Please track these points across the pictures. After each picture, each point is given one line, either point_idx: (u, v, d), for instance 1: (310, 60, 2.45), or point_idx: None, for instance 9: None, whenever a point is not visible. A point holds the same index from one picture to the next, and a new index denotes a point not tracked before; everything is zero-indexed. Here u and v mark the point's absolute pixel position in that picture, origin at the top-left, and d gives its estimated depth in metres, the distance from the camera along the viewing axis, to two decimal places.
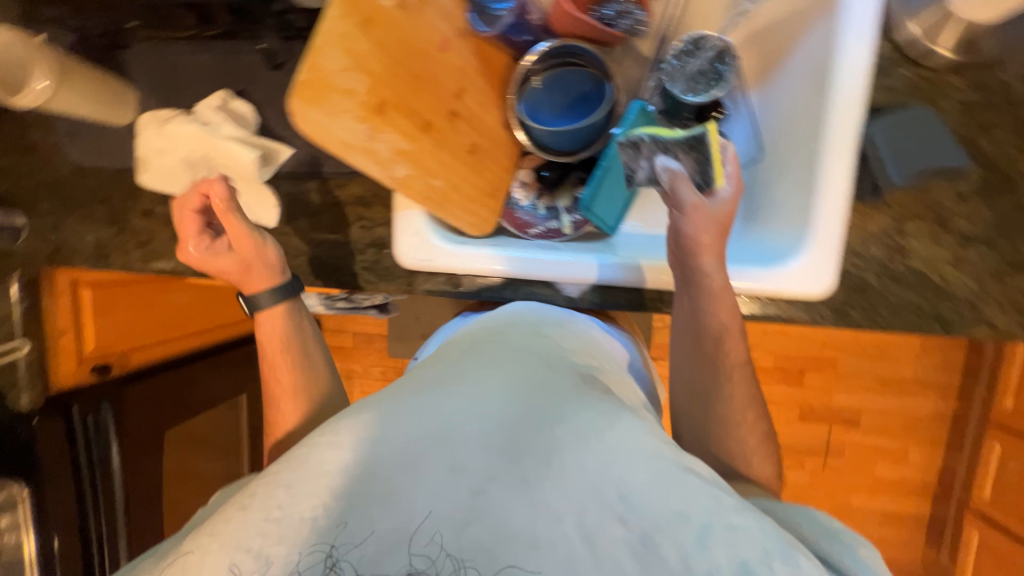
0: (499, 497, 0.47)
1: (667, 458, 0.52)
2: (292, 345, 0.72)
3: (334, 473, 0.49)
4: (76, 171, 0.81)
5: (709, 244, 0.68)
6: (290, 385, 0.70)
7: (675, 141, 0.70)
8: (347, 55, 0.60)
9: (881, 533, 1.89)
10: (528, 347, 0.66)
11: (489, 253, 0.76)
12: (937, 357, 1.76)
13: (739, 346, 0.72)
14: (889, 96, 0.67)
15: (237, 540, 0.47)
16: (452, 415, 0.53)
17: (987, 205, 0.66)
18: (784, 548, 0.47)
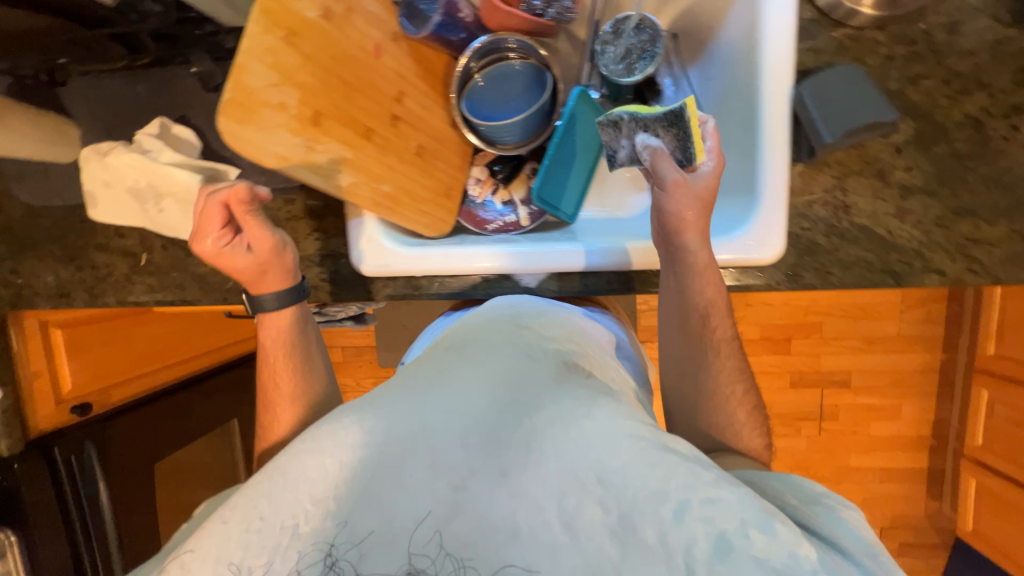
0: (480, 491, 0.48)
1: (648, 439, 0.51)
2: (300, 349, 0.72)
3: (312, 479, 0.48)
4: (29, 213, 0.81)
5: (693, 222, 0.67)
6: (293, 391, 0.70)
7: (656, 118, 0.67)
8: (273, 70, 0.60)
9: (883, 490, 1.91)
10: (504, 337, 0.64)
11: (467, 251, 0.76)
12: (921, 311, 1.77)
13: (726, 322, 0.72)
14: (817, 58, 0.68)
15: (216, 555, 0.46)
16: (429, 413, 0.52)
17: (923, 156, 0.67)
18: (760, 518, 0.45)
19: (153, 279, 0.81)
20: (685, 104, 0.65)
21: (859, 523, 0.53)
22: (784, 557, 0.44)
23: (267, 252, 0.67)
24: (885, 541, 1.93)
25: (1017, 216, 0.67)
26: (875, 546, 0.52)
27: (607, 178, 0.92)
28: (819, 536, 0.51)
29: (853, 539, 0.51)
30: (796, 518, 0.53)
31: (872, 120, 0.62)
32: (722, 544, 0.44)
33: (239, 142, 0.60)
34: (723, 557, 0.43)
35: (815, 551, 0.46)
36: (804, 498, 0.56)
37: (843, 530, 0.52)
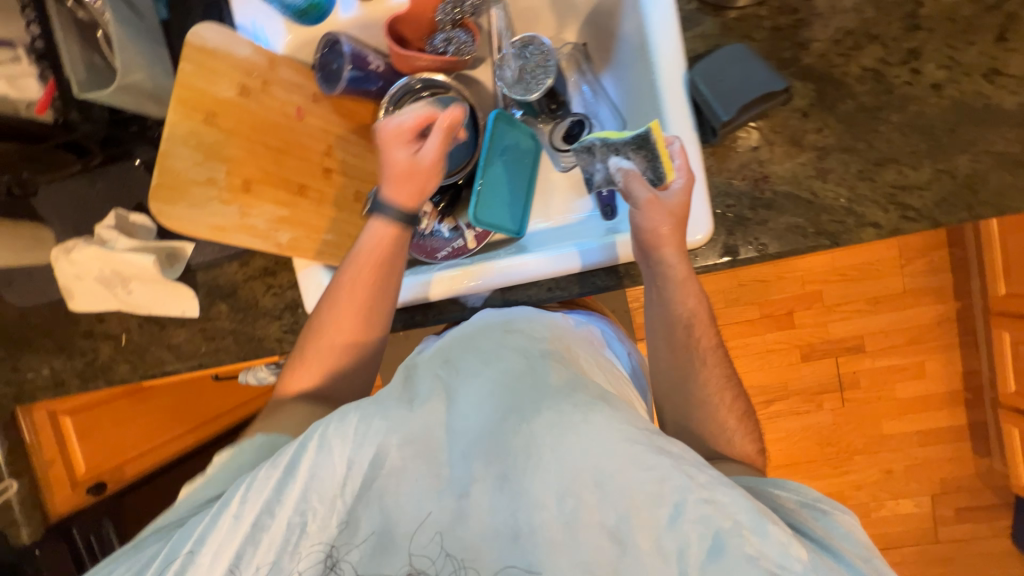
0: (481, 498, 0.50)
1: (644, 441, 0.48)
2: (376, 299, 0.72)
3: (320, 479, 0.52)
4: (20, 313, 0.88)
5: (668, 236, 0.66)
6: (356, 329, 0.72)
7: (624, 142, 0.67)
8: (198, 151, 0.65)
9: (923, 454, 1.70)
10: (496, 342, 0.62)
11: (458, 272, 0.79)
12: (923, 261, 1.62)
13: (709, 332, 0.71)
14: (706, 43, 0.71)
15: (233, 545, 0.51)
16: (430, 422, 0.54)
17: (830, 114, 0.68)
18: (753, 518, 0.45)
19: (135, 355, 0.86)
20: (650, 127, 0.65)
21: (853, 527, 0.52)
22: (778, 556, 0.44)
23: (417, 166, 0.71)
24: (940, 509, 1.70)
25: (939, 155, 0.67)
26: (869, 550, 0.50)
27: (548, 187, 0.95)
28: (813, 541, 0.49)
29: (846, 544, 0.50)
30: (789, 520, 0.51)
31: (765, 91, 0.64)
32: (716, 544, 0.44)
33: (173, 220, 0.64)
34: (716, 557, 0.44)
35: (807, 552, 0.44)
36: (803, 501, 0.54)
37: (837, 535, 0.51)
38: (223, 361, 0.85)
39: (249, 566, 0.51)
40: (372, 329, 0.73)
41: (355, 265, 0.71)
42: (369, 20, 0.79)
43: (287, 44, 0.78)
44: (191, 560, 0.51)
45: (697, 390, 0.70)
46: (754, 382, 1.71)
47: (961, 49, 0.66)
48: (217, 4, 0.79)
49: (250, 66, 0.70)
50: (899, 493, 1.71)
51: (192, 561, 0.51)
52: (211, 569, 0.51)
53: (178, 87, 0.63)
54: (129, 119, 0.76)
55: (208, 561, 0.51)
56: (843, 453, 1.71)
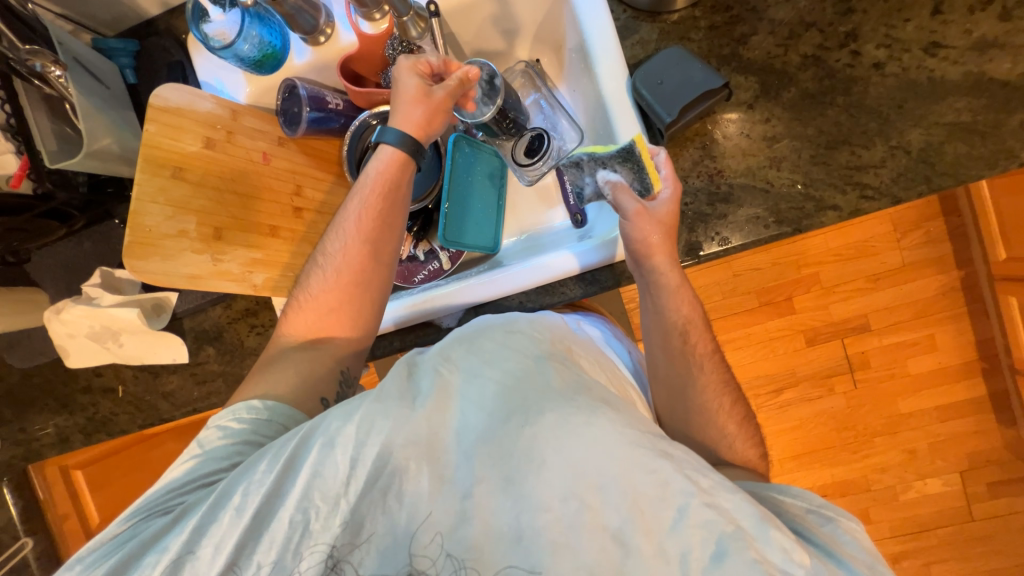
0: (486, 500, 0.46)
1: (647, 444, 0.46)
2: (383, 236, 0.72)
3: (324, 477, 0.48)
4: (24, 375, 0.91)
5: (659, 245, 0.66)
6: (362, 265, 0.71)
7: (610, 155, 0.69)
8: (168, 206, 0.67)
9: (947, 431, 1.55)
10: (498, 343, 0.56)
11: (451, 294, 0.82)
12: (917, 234, 1.53)
13: (705, 337, 0.70)
14: (646, 48, 0.74)
15: (234, 538, 0.48)
16: (435, 423, 0.49)
17: (774, 102, 0.69)
18: (756, 525, 0.43)
19: (133, 406, 0.89)
20: (635, 141, 0.67)
21: (858, 533, 0.50)
22: (781, 561, 0.42)
23: (428, 100, 0.72)
24: (971, 485, 1.54)
25: (890, 132, 0.67)
26: (875, 559, 0.48)
27: (518, 203, 0.96)
28: (815, 545, 0.48)
29: (852, 551, 0.48)
30: (793, 527, 0.50)
31: (705, 89, 0.66)
32: (720, 551, 0.42)
33: (150, 275, 0.67)
34: (720, 563, 0.42)
35: (810, 557, 0.43)
36: (809, 508, 0.52)
37: (843, 542, 0.49)
38: (216, 403, 0.87)
39: (250, 563, 0.48)
40: (377, 269, 0.72)
41: (365, 202, 0.71)
42: (323, 63, 0.83)
43: (249, 94, 0.83)
44: (191, 554, 0.49)
45: (679, 390, 0.69)
46: (757, 372, 1.61)
47: (897, 26, 0.67)
48: (180, 62, 0.85)
49: (214, 118, 0.73)
50: (925, 473, 1.56)
51: (192, 556, 0.49)
52: (210, 565, 0.48)
53: (145, 147, 0.65)
54: (106, 181, 0.81)
55: (208, 555, 0.48)
56: (861, 437, 1.59)
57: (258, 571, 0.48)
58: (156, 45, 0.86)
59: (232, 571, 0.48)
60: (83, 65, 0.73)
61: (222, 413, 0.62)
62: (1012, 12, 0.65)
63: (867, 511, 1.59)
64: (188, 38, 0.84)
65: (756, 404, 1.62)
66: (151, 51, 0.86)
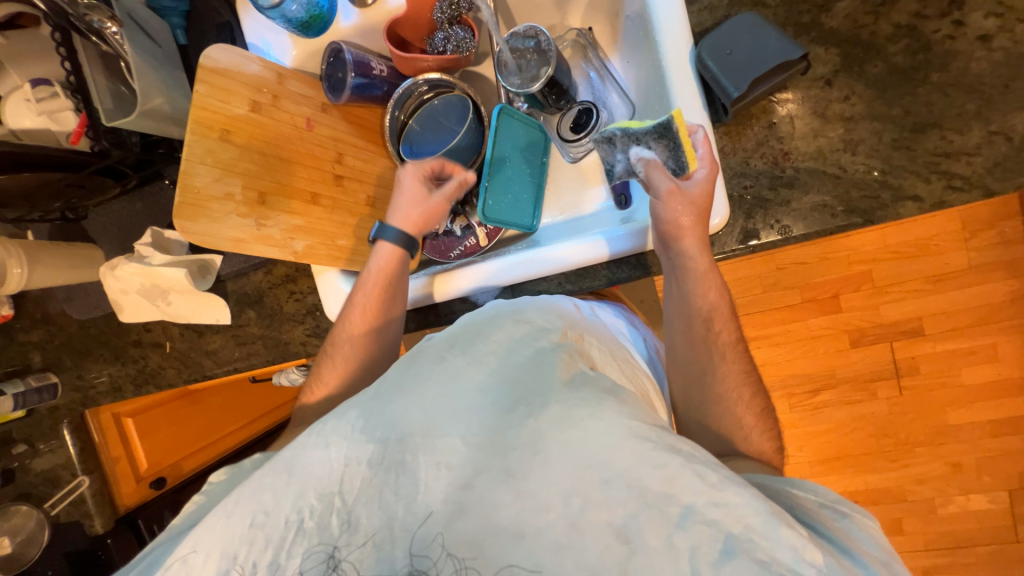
0: (484, 492, 0.45)
1: (654, 438, 0.45)
2: (384, 333, 0.74)
3: (318, 475, 0.48)
4: (81, 326, 0.96)
5: (690, 228, 0.62)
6: (368, 353, 0.73)
7: (645, 131, 0.64)
8: (216, 167, 0.66)
9: (999, 446, 1.45)
10: (505, 335, 0.55)
11: (482, 270, 0.80)
12: (990, 233, 1.39)
13: (730, 324, 0.66)
14: (714, 14, 0.69)
15: (227, 546, 0.47)
16: (433, 413, 0.49)
17: (855, 77, 0.63)
18: (766, 522, 0.41)
19: (179, 361, 0.93)
20: (673, 115, 0.61)
21: (872, 529, 0.47)
22: (790, 560, 0.40)
23: (426, 199, 0.78)
24: (1020, 505, 1.45)
25: (990, 115, 0.59)
26: (890, 556, 0.45)
27: (558, 179, 0.92)
28: (830, 541, 0.44)
29: (868, 549, 0.45)
30: (803, 519, 0.46)
31: (781, 60, 0.61)
32: (728, 549, 0.40)
33: (197, 236, 0.66)
34: (727, 561, 0.40)
35: (823, 556, 0.41)
36: (822, 502, 0.49)
37: (857, 539, 0.46)
38: (254, 365, 0.90)
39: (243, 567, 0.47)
40: (384, 354, 0.74)
41: (368, 294, 0.74)
42: (370, 26, 0.82)
43: (295, 57, 0.83)
44: (186, 564, 0.48)
45: (714, 390, 0.64)
46: (793, 371, 1.55)
47: None
48: (229, 24, 0.85)
49: (260, 81, 0.71)
50: (970, 488, 1.47)
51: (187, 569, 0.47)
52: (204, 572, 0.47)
53: (195, 108, 0.64)
54: (158, 142, 0.81)
55: (202, 563, 0.47)
56: (902, 445, 1.50)
57: (253, 572, 0.47)
58: (205, 5, 0.86)
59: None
60: (137, 23, 0.74)
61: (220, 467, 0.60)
62: None
63: (901, 522, 1.52)
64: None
65: (788, 402, 1.56)
66: (201, 11, 0.86)
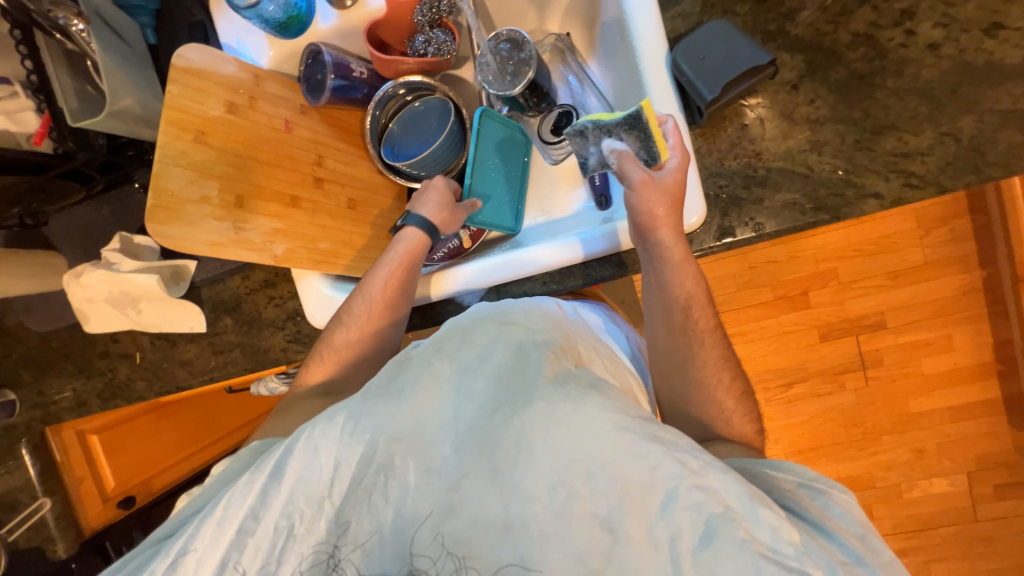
0: (472, 491, 0.46)
1: (637, 429, 0.45)
2: (399, 310, 0.73)
3: (308, 481, 0.48)
4: (42, 339, 0.91)
5: (665, 217, 0.63)
6: (379, 328, 0.73)
7: (616, 122, 0.64)
8: (190, 170, 0.65)
9: (957, 431, 1.54)
10: (489, 335, 0.54)
11: (464, 271, 0.80)
12: (943, 230, 1.48)
13: (707, 312, 0.67)
14: (687, 21, 0.72)
15: (217, 555, 0.47)
16: (419, 415, 0.49)
17: (819, 82, 0.67)
18: (745, 504, 0.42)
19: (150, 373, 0.89)
20: (642, 106, 0.62)
21: (849, 505, 0.49)
22: (770, 539, 0.41)
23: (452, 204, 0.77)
24: (978, 486, 1.53)
25: (941, 118, 0.64)
26: (865, 528, 0.47)
27: (540, 182, 0.93)
28: (805, 521, 0.46)
29: (842, 524, 0.47)
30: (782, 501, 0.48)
31: (751, 65, 0.64)
32: (709, 531, 0.41)
33: (170, 240, 0.64)
34: (708, 544, 0.41)
35: (800, 535, 0.42)
36: (802, 482, 0.51)
37: (833, 515, 0.48)
38: (232, 373, 0.87)
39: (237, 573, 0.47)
40: (393, 330, 0.74)
41: (388, 272, 0.73)
42: (349, 29, 0.82)
43: (271, 58, 0.81)
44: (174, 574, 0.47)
45: (696, 384, 0.66)
46: (768, 366, 1.60)
47: (957, 5, 0.64)
48: (202, 24, 0.83)
49: (236, 83, 0.70)
50: (933, 472, 1.55)
51: None
52: None
53: (166, 109, 0.62)
54: (126, 144, 0.78)
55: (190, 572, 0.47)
56: (870, 434, 1.57)
57: None
58: (176, 4, 0.84)
59: None
60: (104, 21, 0.71)
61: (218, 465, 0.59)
62: None
63: (871, 508, 1.58)
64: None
65: (764, 397, 1.61)
66: (172, 11, 0.84)
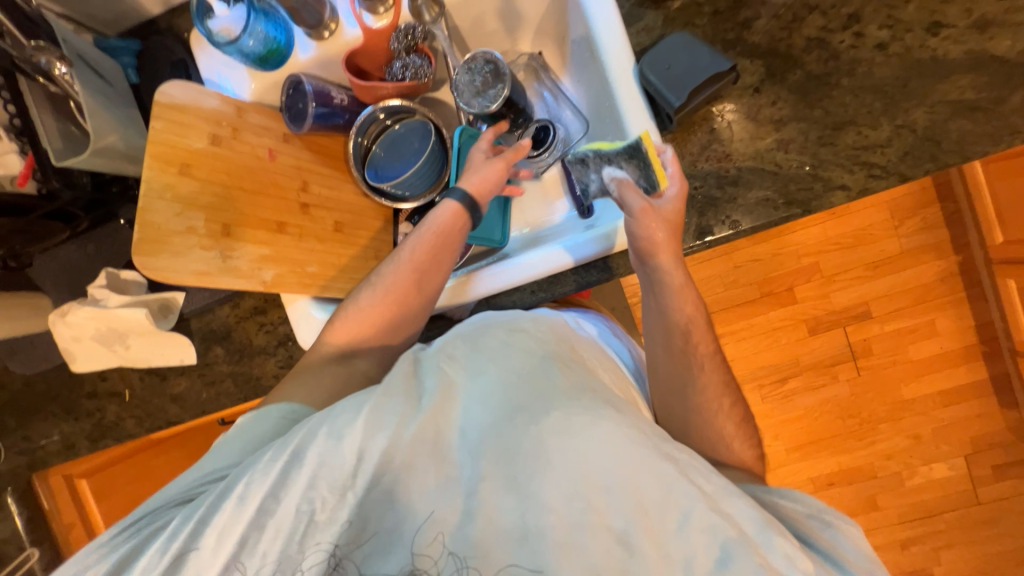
0: (489, 497, 0.46)
1: (653, 447, 0.46)
2: (431, 276, 0.72)
3: (331, 468, 0.46)
4: (27, 383, 0.90)
5: (664, 243, 0.65)
6: (408, 291, 0.71)
7: (617, 152, 0.71)
8: (176, 202, 0.65)
9: (950, 415, 1.56)
10: (501, 341, 0.55)
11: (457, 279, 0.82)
12: (915, 219, 1.54)
13: (706, 337, 0.69)
14: (651, 35, 0.75)
15: (237, 530, 0.46)
16: (439, 421, 0.48)
17: (780, 83, 0.70)
18: (759, 530, 0.44)
19: (140, 410, 0.88)
20: (641, 137, 0.68)
21: (858, 539, 0.49)
22: (787, 570, 0.42)
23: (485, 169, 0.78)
24: (976, 469, 1.55)
25: (896, 112, 0.67)
26: (872, 563, 0.48)
27: (523, 195, 0.96)
28: (815, 552, 0.47)
29: (851, 557, 0.47)
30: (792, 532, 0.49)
31: (713, 72, 0.67)
32: (724, 556, 0.42)
33: (158, 272, 0.64)
34: (724, 569, 0.42)
35: (814, 565, 0.43)
36: (810, 513, 0.51)
37: (842, 548, 0.48)
38: (225, 404, 0.86)
39: (255, 553, 0.46)
40: (422, 298, 0.72)
41: (422, 236, 0.73)
42: (328, 58, 0.84)
43: (253, 91, 0.84)
44: (193, 543, 0.46)
45: (687, 380, 0.67)
46: (761, 363, 1.62)
47: (899, 7, 0.68)
48: (184, 61, 0.85)
49: (219, 115, 0.71)
50: (931, 458, 1.57)
51: (193, 547, 0.46)
52: (212, 553, 0.46)
53: (151, 143, 0.63)
54: (111, 181, 0.79)
55: (210, 545, 0.46)
56: (866, 424, 1.59)
57: (262, 560, 0.46)
58: (158, 44, 0.86)
59: (237, 562, 0.46)
60: (87, 63, 0.73)
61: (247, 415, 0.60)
62: None
63: (875, 499, 1.59)
64: (191, 37, 0.85)
65: (760, 394, 1.62)
66: (153, 50, 0.86)
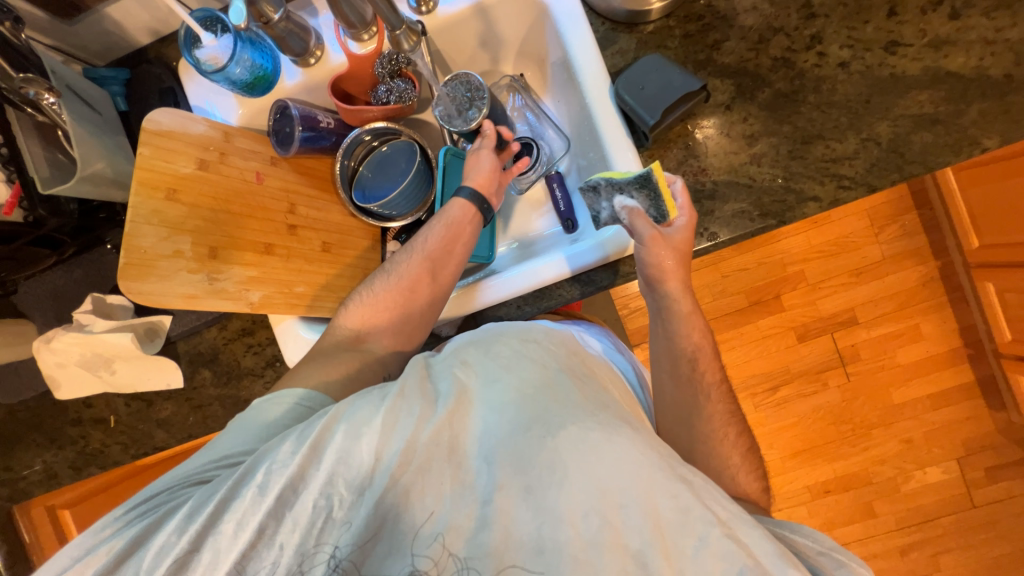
0: (505, 507, 0.46)
1: (668, 468, 0.47)
2: (443, 263, 0.75)
3: (348, 465, 0.47)
4: (8, 412, 0.88)
5: (673, 270, 0.66)
6: (421, 277, 0.74)
7: (627, 181, 0.66)
8: (163, 227, 0.66)
9: (940, 418, 1.58)
10: (515, 350, 0.56)
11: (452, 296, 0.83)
12: (894, 227, 1.58)
13: (713, 367, 0.70)
14: (625, 57, 0.79)
15: (256, 518, 0.46)
16: (455, 426, 0.50)
17: (750, 100, 0.73)
18: (772, 562, 0.44)
19: (125, 436, 0.87)
20: (652, 167, 0.65)
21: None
22: None
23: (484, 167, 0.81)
24: (969, 472, 1.56)
25: (861, 125, 0.70)
26: None
27: (510, 211, 0.98)
28: None
29: None
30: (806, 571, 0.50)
31: (685, 91, 0.70)
32: None
33: (144, 296, 0.64)
34: None
35: None
36: (820, 550, 0.52)
37: None
38: (213, 428, 0.85)
39: (272, 544, 0.47)
40: (434, 284, 0.75)
41: (434, 225, 0.77)
42: (314, 83, 0.86)
43: (241, 116, 0.85)
44: (214, 528, 0.47)
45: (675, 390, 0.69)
46: (752, 371, 1.63)
47: (858, 28, 0.72)
48: (172, 89, 0.87)
49: (206, 140, 0.73)
50: (924, 462, 1.57)
51: (213, 531, 0.47)
52: (231, 540, 0.46)
53: (138, 169, 0.64)
54: (98, 208, 0.80)
55: (230, 531, 0.46)
56: (858, 429, 1.60)
57: (278, 551, 0.47)
58: (146, 72, 0.88)
59: (254, 551, 0.47)
60: (76, 93, 0.75)
61: (267, 397, 0.61)
62: (961, 11, 0.70)
63: (871, 505, 1.59)
64: (179, 65, 0.87)
65: (753, 402, 1.63)
66: (142, 79, 0.88)
